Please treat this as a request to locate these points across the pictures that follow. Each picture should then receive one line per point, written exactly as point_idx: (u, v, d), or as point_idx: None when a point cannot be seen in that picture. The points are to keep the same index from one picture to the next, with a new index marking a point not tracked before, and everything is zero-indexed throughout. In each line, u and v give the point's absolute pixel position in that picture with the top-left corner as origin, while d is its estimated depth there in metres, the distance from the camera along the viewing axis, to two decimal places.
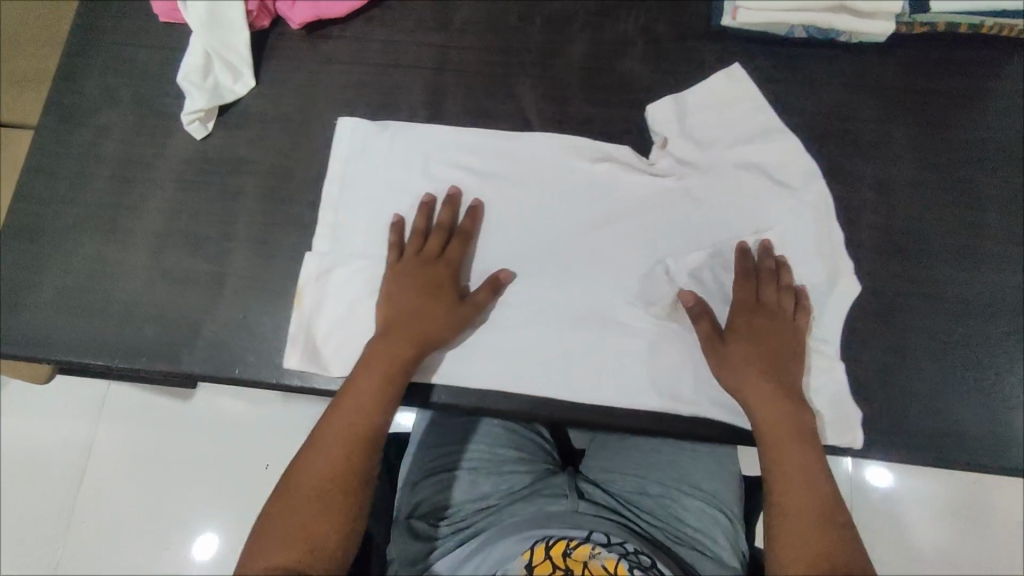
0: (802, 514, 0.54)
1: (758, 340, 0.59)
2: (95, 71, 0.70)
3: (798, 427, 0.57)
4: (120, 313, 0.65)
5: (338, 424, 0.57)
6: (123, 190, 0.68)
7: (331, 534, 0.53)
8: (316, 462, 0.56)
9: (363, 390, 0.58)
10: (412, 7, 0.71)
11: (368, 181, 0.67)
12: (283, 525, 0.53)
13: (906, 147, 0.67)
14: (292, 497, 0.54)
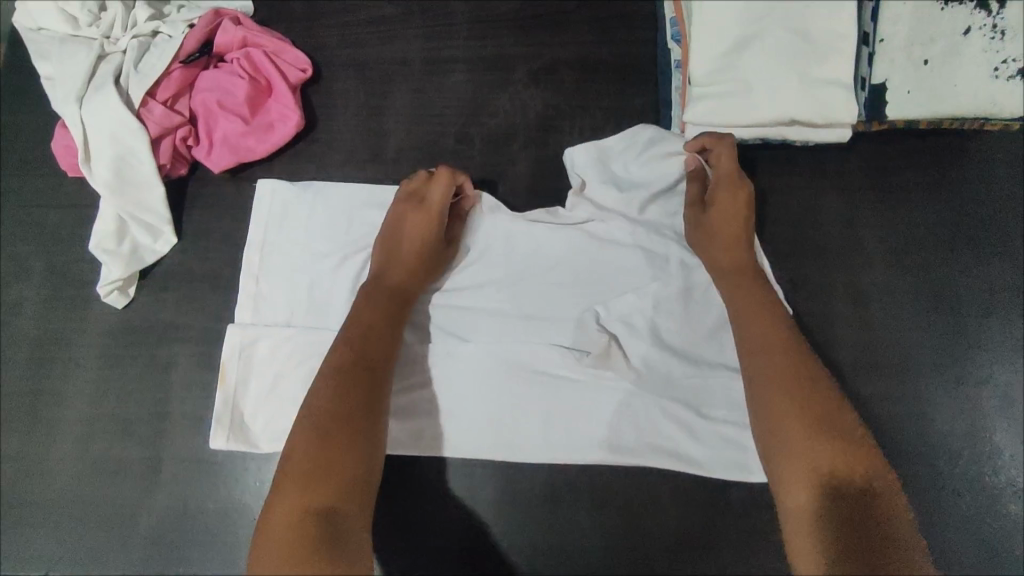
0: (799, 434, 0.48)
1: (727, 220, 0.57)
2: (4, 239, 0.65)
3: (777, 335, 0.53)
4: (47, 516, 0.59)
5: (341, 361, 0.53)
6: (43, 373, 0.62)
7: (351, 464, 0.48)
8: (313, 408, 0.50)
9: (362, 331, 0.55)
10: (341, 140, 0.67)
11: (290, 247, 0.63)
12: (292, 487, 0.46)
13: (874, 250, 0.63)
14: (290, 464, 0.48)
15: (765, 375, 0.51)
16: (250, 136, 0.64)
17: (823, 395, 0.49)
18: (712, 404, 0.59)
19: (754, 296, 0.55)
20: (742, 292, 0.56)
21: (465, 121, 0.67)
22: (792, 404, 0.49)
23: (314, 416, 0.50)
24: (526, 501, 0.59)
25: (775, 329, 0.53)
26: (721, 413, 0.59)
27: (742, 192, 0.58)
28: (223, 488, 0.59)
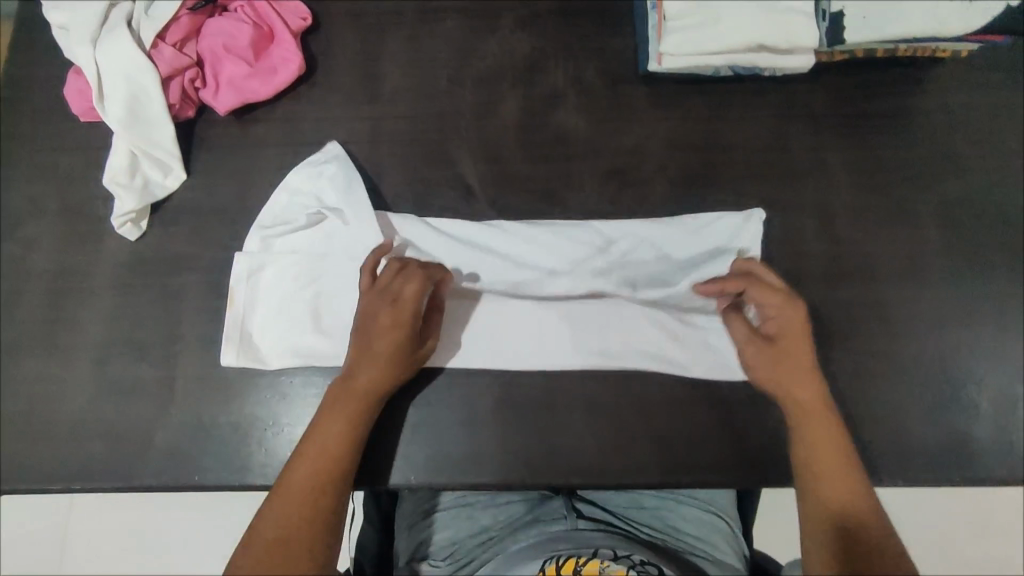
0: (845, 535, 0.53)
1: (786, 334, 0.59)
2: (18, 180, 0.68)
3: (839, 446, 0.56)
4: (67, 434, 0.62)
5: (303, 477, 0.53)
6: (59, 303, 0.65)
7: (302, 555, 0.51)
8: (294, 485, 0.53)
9: (328, 433, 0.55)
10: (340, 82, 0.71)
11: (292, 185, 0.67)
12: (268, 546, 0.51)
13: (840, 171, 0.68)
14: (270, 519, 0.52)
15: (820, 457, 0.56)
16: (254, 78, 0.68)
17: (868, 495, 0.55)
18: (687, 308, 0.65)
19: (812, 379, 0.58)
20: (795, 344, 0.59)
21: (456, 65, 0.71)
22: (847, 501, 0.54)
23: (292, 492, 0.53)
24: (522, 412, 0.62)
25: (829, 417, 0.57)
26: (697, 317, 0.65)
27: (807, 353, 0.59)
28: (235, 403, 0.62)
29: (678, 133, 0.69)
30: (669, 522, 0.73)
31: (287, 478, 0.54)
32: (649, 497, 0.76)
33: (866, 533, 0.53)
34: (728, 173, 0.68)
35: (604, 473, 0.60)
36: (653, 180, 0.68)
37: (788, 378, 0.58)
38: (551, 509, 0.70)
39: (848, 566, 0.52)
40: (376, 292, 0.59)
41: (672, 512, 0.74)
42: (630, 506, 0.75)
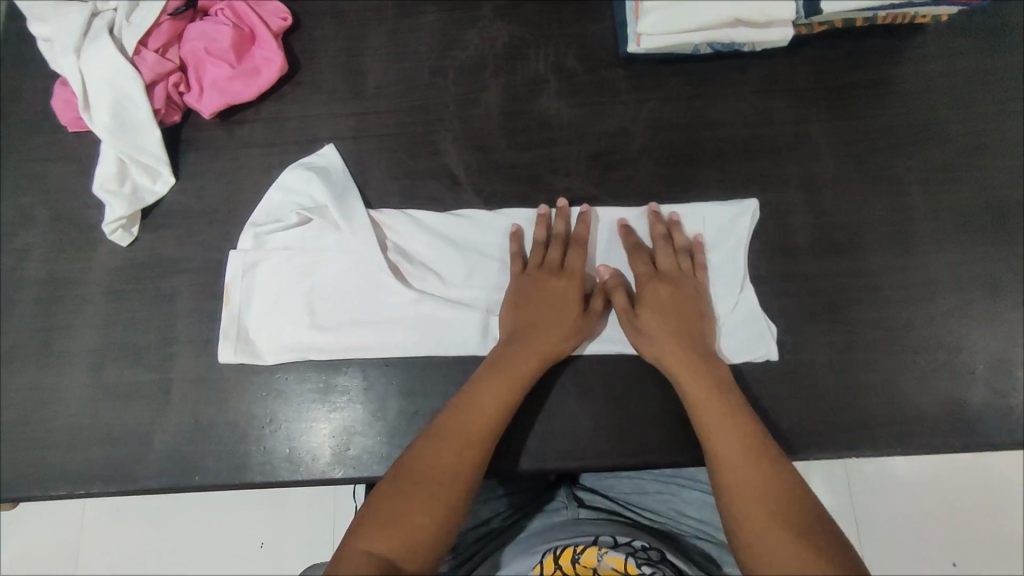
0: (761, 510, 0.50)
1: (673, 308, 0.60)
2: (7, 192, 0.68)
3: (741, 426, 0.55)
4: (66, 440, 0.62)
5: (453, 433, 0.55)
6: (53, 310, 0.65)
7: (425, 525, 0.51)
8: (433, 463, 0.53)
9: (483, 400, 0.57)
10: (323, 79, 0.71)
11: (286, 192, 0.67)
12: (392, 516, 0.51)
13: (825, 143, 0.68)
14: (400, 490, 0.52)
15: (727, 440, 0.54)
16: (237, 80, 0.69)
17: (778, 465, 0.53)
18: None
19: (705, 372, 0.57)
20: (680, 336, 0.59)
21: (437, 57, 0.72)
22: (758, 479, 0.52)
23: (437, 464, 0.53)
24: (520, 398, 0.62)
25: (727, 403, 0.56)
26: None
27: (694, 326, 0.60)
28: (231, 402, 0.63)
29: (661, 113, 0.70)
30: (673, 506, 0.73)
31: (424, 454, 0.54)
32: (651, 482, 0.76)
33: (774, 506, 0.50)
34: (712, 151, 0.68)
35: (603, 453, 0.61)
36: (639, 160, 0.68)
37: (685, 368, 0.58)
38: (554, 500, 0.73)
39: (768, 535, 0.49)
40: (531, 274, 0.63)
41: (674, 496, 0.74)
42: (633, 491, 0.75)
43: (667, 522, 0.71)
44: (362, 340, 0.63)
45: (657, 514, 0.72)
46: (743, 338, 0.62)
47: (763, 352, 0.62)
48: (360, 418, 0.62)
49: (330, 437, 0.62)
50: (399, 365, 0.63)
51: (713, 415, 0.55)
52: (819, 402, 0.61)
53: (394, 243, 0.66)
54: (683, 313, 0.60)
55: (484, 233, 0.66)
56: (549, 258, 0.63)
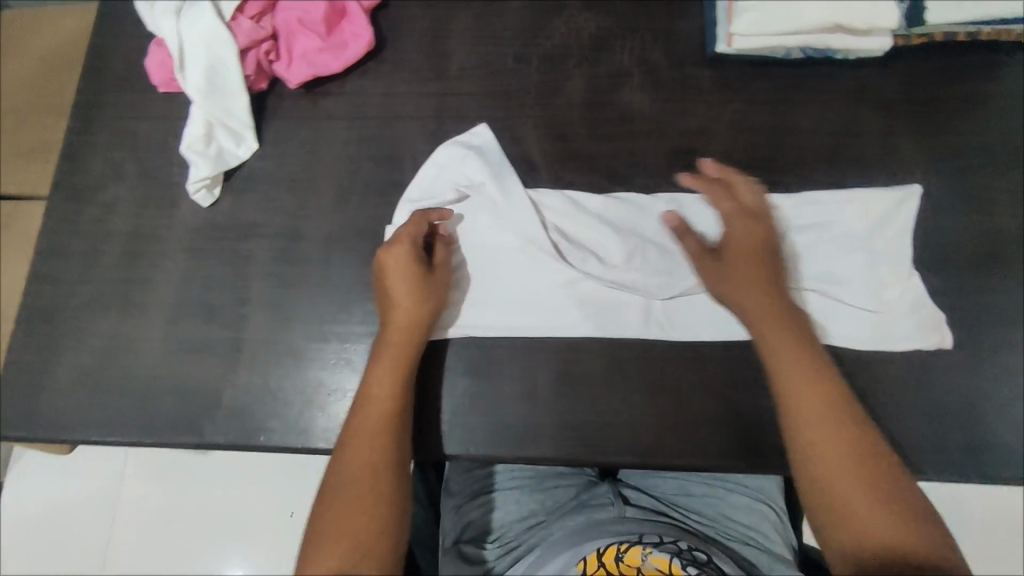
0: (840, 477, 0.51)
1: (755, 254, 0.60)
2: (98, 146, 0.71)
3: (834, 387, 0.54)
4: (139, 389, 0.64)
5: (354, 440, 0.54)
6: (135, 264, 0.67)
7: (367, 536, 0.50)
8: (349, 462, 0.53)
9: (370, 402, 0.56)
10: (408, 58, 0.72)
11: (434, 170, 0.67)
12: (328, 533, 0.50)
13: (915, 158, 0.66)
14: (340, 501, 0.51)
15: (804, 404, 0.54)
16: (325, 52, 0.70)
17: (869, 435, 0.53)
18: (850, 287, 0.63)
19: (783, 334, 0.57)
20: (763, 298, 0.58)
21: (522, 43, 0.72)
22: (844, 447, 0.52)
23: (359, 463, 0.53)
24: (585, 389, 0.62)
25: (816, 367, 0.55)
26: (865, 299, 0.63)
27: (776, 292, 0.59)
28: (299, 367, 0.64)
29: (745, 115, 0.68)
30: (718, 510, 0.72)
31: (341, 458, 0.54)
32: (698, 484, 0.74)
33: (880, 471, 0.51)
34: (795, 156, 0.67)
35: (665, 451, 0.60)
36: (719, 161, 0.67)
37: (773, 330, 0.57)
38: (597, 496, 0.71)
39: (877, 521, 0.49)
40: (387, 257, 0.61)
41: (720, 500, 0.73)
42: (680, 493, 0.74)
43: (714, 526, 0.70)
44: (491, 316, 0.64)
45: (703, 517, 0.71)
46: (919, 328, 0.61)
47: (938, 339, 0.61)
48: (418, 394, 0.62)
49: None
50: (464, 345, 0.64)
51: (793, 374, 0.55)
52: (890, 421, 0.60)
53: (476, 222, 0.67)
54: (758, 262, 0.59)
55: (647, 218, 0.66)
56: (409, 250, 0.61)
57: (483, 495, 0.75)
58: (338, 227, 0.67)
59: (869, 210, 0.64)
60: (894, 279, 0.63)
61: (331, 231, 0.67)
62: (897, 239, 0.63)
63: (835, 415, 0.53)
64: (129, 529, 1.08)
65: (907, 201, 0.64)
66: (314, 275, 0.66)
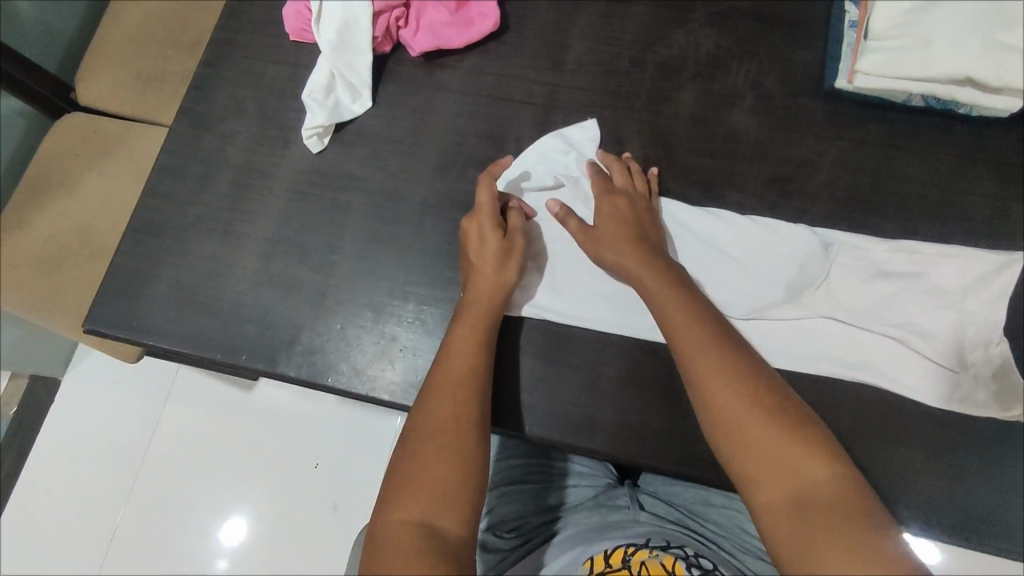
0: (766, 445, 0.49)
1: (624, 223, 0.63)
2: (226, 81, 0.75)
3: (728, 366, 0.53)
4: (226, 312, 0.68)
5: (438, 387, 0.56)
6: (241, 195, 0.71)
7: (449, 473, 0.51)
8: (433, 410, 0.55)
9: (455, 355, 0.58)
10: (527, 44, 0.74)
11: (530, 157, 0.69)
12: (415, 476, 0.51)
13: (1022, 226, 0.65)
14: (425, 444, 0.53)
15: (711, 380, 0.52)
16: (451, 27, 0.72)
17: (785, 411, 0.50)
18: (930, 339, 0.62)
19: (691, 315, 0.56)
20: (660, 282, 0.59)
21: (640, 49, 0.73)
22: (756, 418, 0.50)
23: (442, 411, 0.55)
24: (647, 392, 0.63)
25: (719, 346, 0.54)
26: (945, 353, 0.62)
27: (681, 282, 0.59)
28: (376, 319, 0.66)
29: (853, 154, 0.68)
30: (738, 523, 0.72)
31: (425, 405, 0.55)
32: (718, 494, 0.74)
33: (794, 436, 0.49)
34: (897, 203, 0.66)
35: (715, 467, 0.61)
36: (819, 195, 0.67)
37: (673, 312, 0.57)
38: (615, 496, 0.71)
39: (805, 512, 0.46)
40: (471, 226, 0.64)
41: (738, 513, 0.73)
42: (697, 502, 0.73)
43: (729, 539, 0.70)
44: (564, 304, 0.65)
45: (720, 527, 0.71)
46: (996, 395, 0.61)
47: (1014, 410, 0.60)
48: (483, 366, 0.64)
49: None
50: (536, 327, 0.65)
51: (700, 357, 0.54)
52: (953, 482, 0.59)
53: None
54: (635, 235, 0.62)
55: (736, 237, 0.66)
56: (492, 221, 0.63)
57: (501, 486, 0.73)
58: (435, 194, 0.70)
59: (963, 269, 0.63)
60: (978, 342, 0.62)
61: (428, 196, 0.70)
62: (987, 304, 0.62)
63: (751, 402, 0.51)
64: (168, 448, 1.13)
65: (1010, 267, 0.62)
66: (404, 235, 0.69)
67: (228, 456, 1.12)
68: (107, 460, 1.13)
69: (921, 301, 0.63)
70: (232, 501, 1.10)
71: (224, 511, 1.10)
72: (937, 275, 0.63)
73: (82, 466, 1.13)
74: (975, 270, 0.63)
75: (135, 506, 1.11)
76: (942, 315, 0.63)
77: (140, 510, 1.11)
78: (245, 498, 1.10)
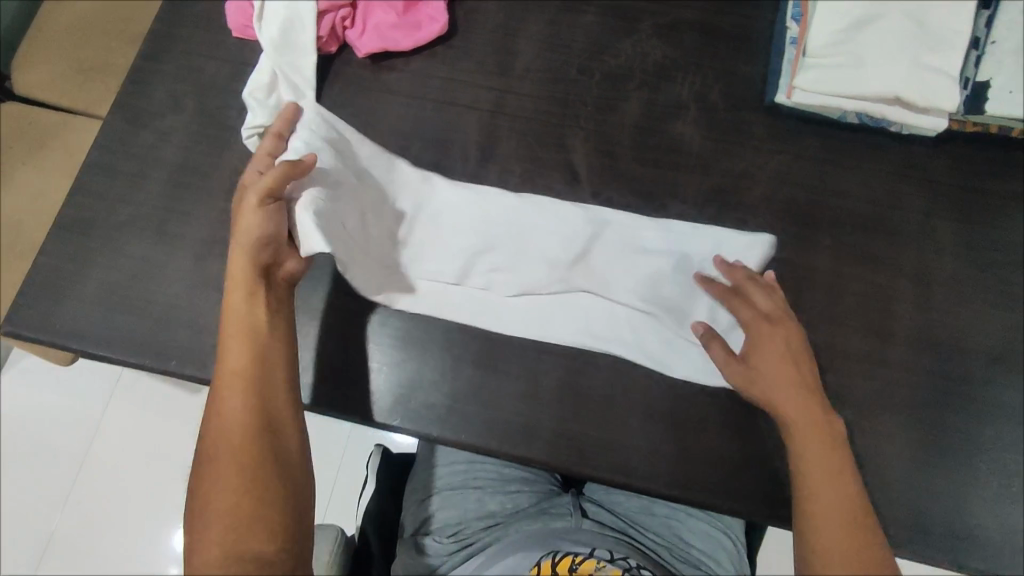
0: (848, 561, 0.51)
1: (784, 358, 0.59)
2: (165, 76, 0.73)
3: (836, 465, 0.55)
4: (157, 315, 0.65)
5: (219, 407, 0.52)
6: (177, 194, 0.69)
7: (230, 496, 0.48)
8: (218, 430, 0.51)
9: (230, 363, 0.53)
10: (476, 49, 0.74)
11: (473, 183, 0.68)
12: (209, 505, 0.49)
13: (949, 240, 0.67)
14: (215, 472, 0.50)
15: (822, 517, 0.53)
16: (398, 29, 0.72)
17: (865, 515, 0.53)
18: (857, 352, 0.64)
19: (811, 406, 0.57)
20: (800, 377, 0.58)
21: (588, 57, 0.73)
22: (840, 529, 0.52)
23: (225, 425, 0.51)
24: (585, 402, 0.63)
25: (828, 437, 0.56)
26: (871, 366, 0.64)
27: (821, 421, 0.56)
28: (313, 324, 0.65)
29: (791, 169, 0.69)
30: (676, 533, 0.72)
31: (212, 425, 0.52)
32: (660, 504, 0.74)
33: (867, 544, 0.52)
34: (832, 218, 0.68)
35: (648, 475, 0.61)
36: (757, 208, 0.68)
37: (795, 404, 0.57)
38: (559, 504, 0.71)
39: None
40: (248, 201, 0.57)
41: (680, 525, 0.72)
42: (639, 511, 0.73)
43: (669, 549, 0.70)
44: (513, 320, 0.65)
45: (659, 538, 0.71)
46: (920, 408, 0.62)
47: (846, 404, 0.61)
48: (414, 376, 0.64)
49: (394, 385, 0.64)
50: (475, 335, 0.65)
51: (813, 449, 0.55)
52: (881, 490, 0.61)
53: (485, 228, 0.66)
54: (796, 372, 0.58)
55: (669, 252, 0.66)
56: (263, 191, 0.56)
57: (444, 490, 0.73)
58: None
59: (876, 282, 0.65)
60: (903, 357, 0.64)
61: None
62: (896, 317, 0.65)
63: (857, 546, 0.51)
64: (107, 453, 1.09)
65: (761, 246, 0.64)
66: None
67: (170, 461, 1.08)
68: (41, 466, 1.09)
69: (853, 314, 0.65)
70: (172, 508, 1.07)
71: (164, 518, 1.06)
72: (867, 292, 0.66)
73: (13, 471, 1.09)
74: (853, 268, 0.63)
75: (70, 513, 1.07)
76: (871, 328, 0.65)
77: (75, 520, 1.06)
78: (187, 505, 1.07)
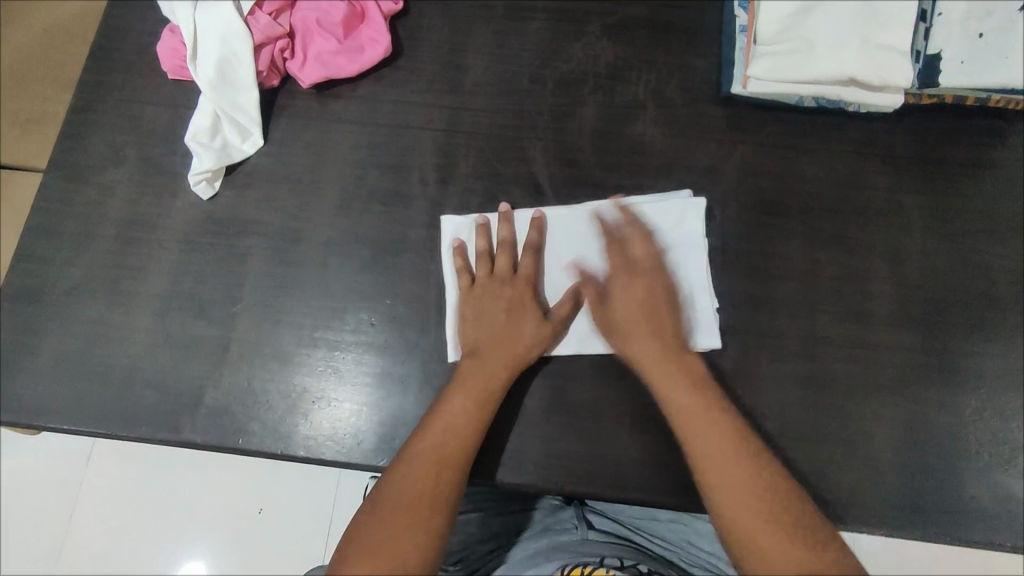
0: (721, 466, 0.52)
1: (643, 297, 0.60)
2: (101, 128, 0.70)
3: (710, 421, 0.54)
4: (120, 379, 0.63)
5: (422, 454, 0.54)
6: (128, 250, 0.66)
7: (423, 538, 0.50)
8: (408, 480, 0.52)
9: (451, 414, 0.56)
10: (423, 68, 0.71)
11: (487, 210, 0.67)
12: (383, 538, 0.49)
13: (916, 215, 0.67)
14: (393, 512, 0.51)
15: (693, 433, 0.54)
16: (341, 55, 0.69)
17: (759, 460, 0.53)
18: (836, 337, 0.64)
19: (637, 333, 0.59)
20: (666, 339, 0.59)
21: (539, 65, 0.72)
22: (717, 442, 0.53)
23: (442, 434, 0.55)
24: (573, 419, 0.62)
25: (676, 363, 0.58)
26: (854, 350, 0.63)
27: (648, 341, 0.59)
28: (285, 371, 0.63)
29: (755, 159, 0.69)
30: (682, 536, 0.71)
31: (399, 475, 0.53)
32: (664, 509, 0.73)
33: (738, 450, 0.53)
34: (800, 204, 0.67)
35: (643, 487, 0.60)
36: (724, 201, 0.68)
37: (672, 374, 0.57)
38: (561, 520, 0.69)
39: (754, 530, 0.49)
40: (494, 285, 0.62)
41: (686, 527, 0.72)
42: (644, 518, 0.72)
43: (676, 551, 0.69)
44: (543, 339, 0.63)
45: (667, 543, 0.70)
46: (906, 389, 0.62)
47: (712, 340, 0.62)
48: (396, 414, 0.62)
49: (376, 425, 0.62)
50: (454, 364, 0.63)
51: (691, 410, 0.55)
52: (874, 474, 0.60)
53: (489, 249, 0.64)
54: (643, 309, 0.60)
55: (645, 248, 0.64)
56: (498, 267, 0.62)
57: None
58: (338, 232, 0.66)
59: (843, 268, 0.65)
60: (882, 338, 0.64)
61: (331, 235, 0.66)
62: (863, 296, 0.65)
63: (725, 448, 0.53)
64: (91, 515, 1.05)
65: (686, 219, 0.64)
66: (309, 279, 0.65)
67: (157, 516, 1.05)
68: (23, 537, 1.05)
69: (830, 300, 0.65)
70: (165, 565, 1.03)
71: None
72: (840, 276, 0.65)
73: None
74: (795, 263, 0.66)
75: None
76: (848, 311, 0.64)
77: None
78: (180, 560, 1.04)
